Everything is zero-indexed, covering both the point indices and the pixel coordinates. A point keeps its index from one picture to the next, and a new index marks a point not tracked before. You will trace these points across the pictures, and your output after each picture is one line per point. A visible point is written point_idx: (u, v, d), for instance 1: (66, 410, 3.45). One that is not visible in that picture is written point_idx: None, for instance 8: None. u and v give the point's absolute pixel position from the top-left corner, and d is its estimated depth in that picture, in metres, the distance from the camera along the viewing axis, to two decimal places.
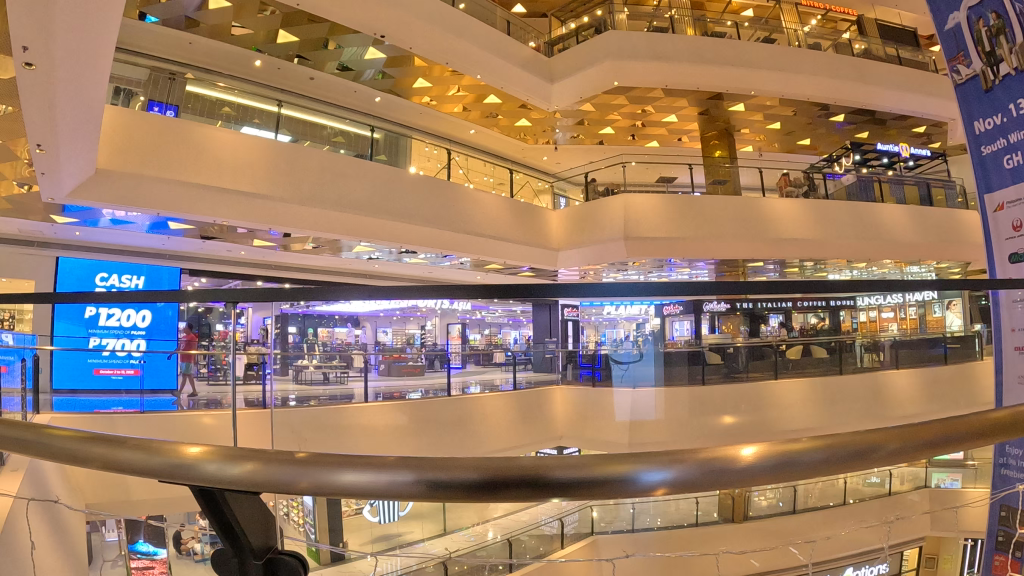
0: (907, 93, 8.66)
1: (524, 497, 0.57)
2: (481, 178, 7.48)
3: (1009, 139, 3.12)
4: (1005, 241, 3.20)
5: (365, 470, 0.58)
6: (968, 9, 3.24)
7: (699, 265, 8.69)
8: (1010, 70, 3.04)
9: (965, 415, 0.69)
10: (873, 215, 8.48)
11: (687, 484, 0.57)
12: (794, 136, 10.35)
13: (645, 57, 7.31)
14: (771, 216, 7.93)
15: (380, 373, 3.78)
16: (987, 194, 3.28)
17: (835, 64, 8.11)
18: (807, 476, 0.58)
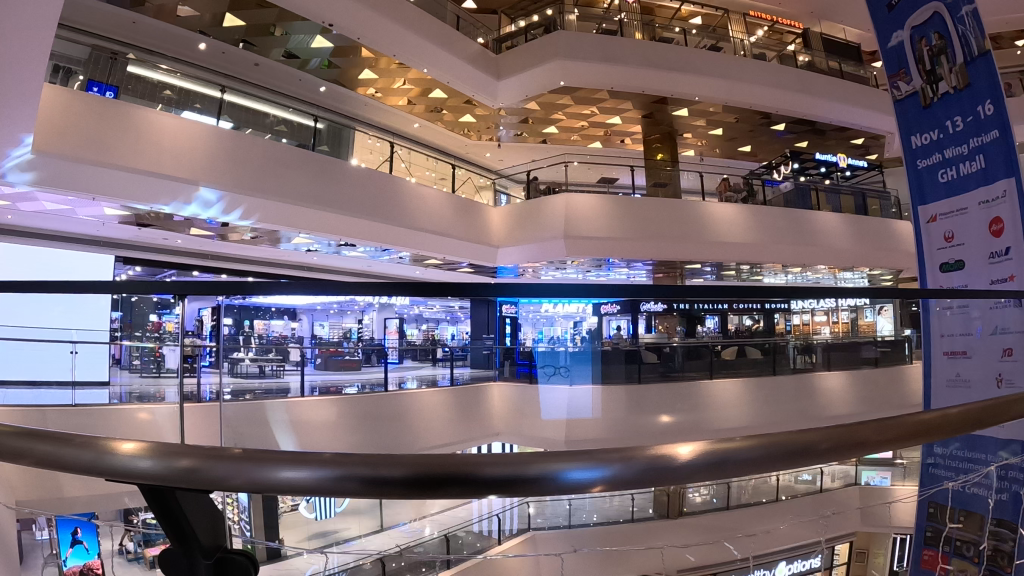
0: (846, 106, 8.94)
1: (461, 494, 0.57)
2: (423, 173, 7.44)
3: (945, 154, 3.26)
4: (937, 251, 3.34)
5: (301, 467, 0.58)
6: (912, 28, 3.38)
7: (637, 265, 8.82)
8: (949, 88, 3.20)
9: (889, 415, 0.73)
10: (809, 222, 8.76)
11: (623, 483, 0.58)
12: (735, 142, 10.62)
13: (594, 59, 7.40)
14: (710, 219, 8.12)
15: (317, 367, 3.68)
16: (921, 205, 3.41)
17: (778, 75, 8.35)
18: (739, 474, 0.59)
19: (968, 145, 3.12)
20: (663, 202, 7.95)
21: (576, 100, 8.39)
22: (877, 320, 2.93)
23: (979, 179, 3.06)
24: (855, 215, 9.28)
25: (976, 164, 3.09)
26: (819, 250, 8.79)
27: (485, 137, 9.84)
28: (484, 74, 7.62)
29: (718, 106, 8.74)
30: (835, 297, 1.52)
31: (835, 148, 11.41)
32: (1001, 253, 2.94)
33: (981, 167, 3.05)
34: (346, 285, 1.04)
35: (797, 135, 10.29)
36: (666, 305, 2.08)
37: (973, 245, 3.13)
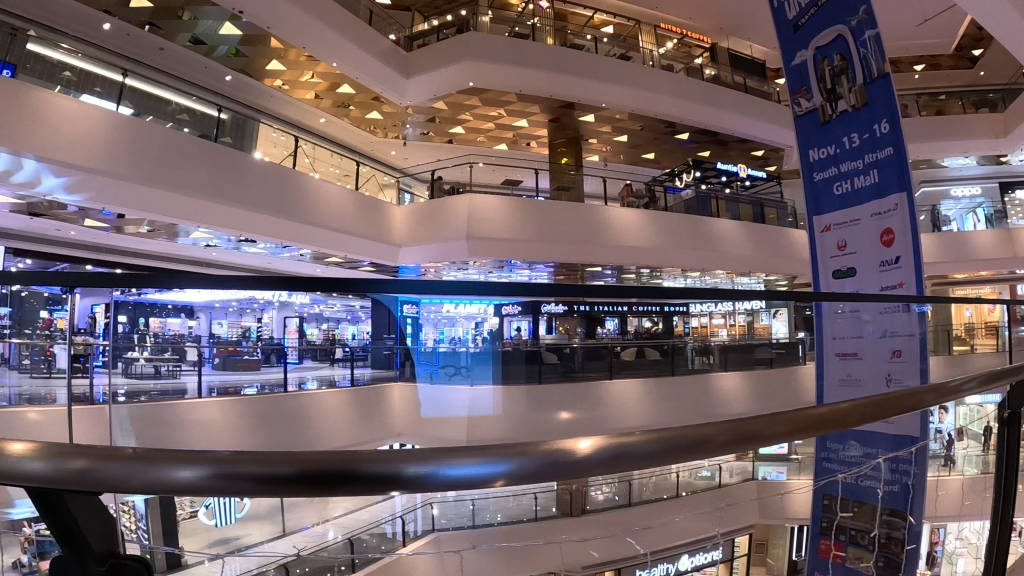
0: (749, 118, 9.35)
1: (364, 491, 0.55)
2: (326, 168, 7.35)
3: (840, 168, 3.45)
4: (830, 259, 3.55)
5: (199, 466, 0.55)
6: (815, 49, 3.59)
7: (539, 267, 8.98)
8: (847, 107, 3.39)
9: (783, 411, 0.76)
10: (709, 229, 9.13)
11: (524, 476, 0.58)
12: (640, 150, 10.95)
13: (505, 61, 7.46)
14: (612, 224, 8.33)
15: (214, 367, 3.18)
16: (816, 215, 3.60)
17: (684, 86, 8.66)
18: (637, 468, 0.61)
19: (863, 160, 3.31)
20: (566, 206, 8.16)
21: (485, 101, 8.43)
22: (772, 323, 3.02)
23: (872, 193, 3.26)
24: (752, 223, 9.75)
25: (870, 178, 3.29)
26: (717, 256, 9.18)
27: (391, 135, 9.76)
28: (394, 71, 7.54)
29: (625, 114, 8.99)
30: (736, 300, 1.59)
31: (736, 158, 11.93)
32: (891, 262, 3.17)
33: (874, 181, 3.25)
34: (247, 281, 1.00)
35: (701, 144, 10.70)
36: (569, 304, 2.11)
37: (864, 254, 3.34)
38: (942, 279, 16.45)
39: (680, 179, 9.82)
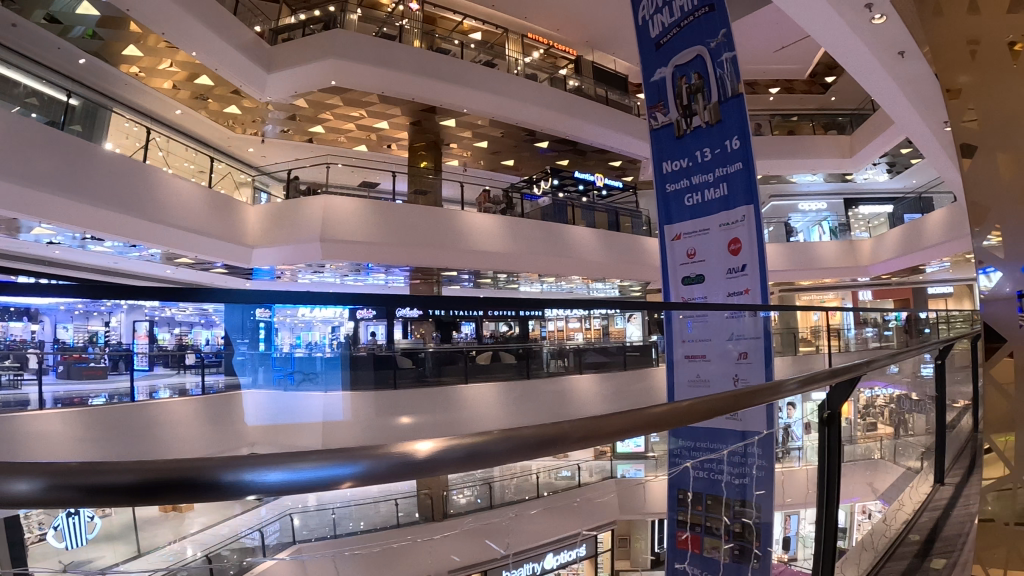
0: (607, 129, 9.76)
1: (216, 501, 0.53)
2: (181, 164, 7.03)
3: (691, 181, 3.70)
4: (679, 266, 3.82)
5: (32, 478, 0.51)
6: (674, 67, 3.82)
7: (396, 271, 8.96)
8: (701, 122, 3.61)
9: (624, 411, 0.80)
10: (564, 236, 9.49)
11: (375, 477, 0.58)
12: (500, 156, 11.20)
13: (369, 61, 7.35)
14: (469, 228, 8.45)
15: (59, 376, 3.31)
16: (667, 224, 3.88)
17: (547, 96, 8.91)
18: (489, 465, 0.63)
19: (713, 174, 3.55)
20: (423, 209, 8.16)
21: (346, 101, 8.30)
22: (628, 328, 3.23)
23: (721, 204, 3.50)
24: (607, 231, 10.20)
25: (719, 191, 3.52)
26: (574, 262, 9.53)
27: (249, 131, 9.41)
28: (256, 65, 7.22)
29: (485, 120, 9.14)
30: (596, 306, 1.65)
31: (595, 167, 12.45)
32: (737, 269, 3.41)
33: (722, 193, 3.49)
34: (88, 287, 0.94)
35: (560, 153, 11.09)
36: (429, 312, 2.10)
37: (712, 263, 3.59)
38: (786, 284, 17.87)
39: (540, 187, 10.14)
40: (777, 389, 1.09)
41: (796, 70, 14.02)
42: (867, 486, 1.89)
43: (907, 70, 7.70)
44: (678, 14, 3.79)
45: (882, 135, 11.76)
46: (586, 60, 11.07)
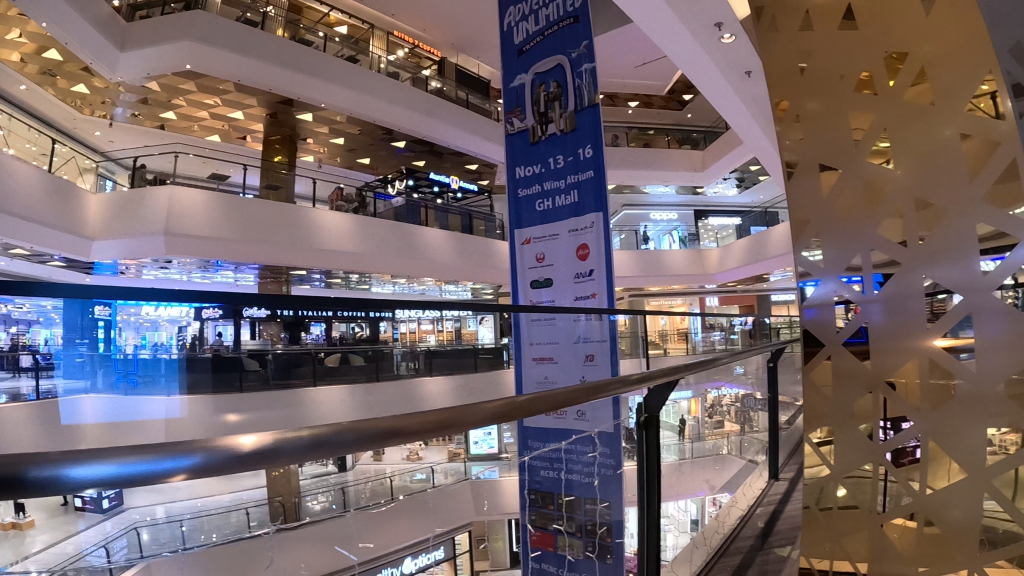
0: (466, 133, 9.90)
1: (49, 498, 0.49)
2: (21, 145, 6.49)
3: (543, 186, 4.09)
4: (528, 268, 4.23)
5: None
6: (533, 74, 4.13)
7: (244, 269, 8.70)
8: (557, 129, 4.01)
9: (462, 407, 0.87)
10: (415, 237, 9.65)
11: (220, 468, 0.56)
12: (355, 154, 11.14)
13: (227, 48, 7.01)
14: (320, 227, 8.31)
15: None
16: (518, 228, 4.24)
17: (406, 96, 8.92)
18: (335, 451, 0.64)
19: (565, 181, 3.96)
20: (272, 205, 7.91)
21: (201, 87, 7.93)
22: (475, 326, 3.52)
23: (571, 210, 3.93)
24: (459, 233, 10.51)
25: (570, 198, 3.95)
26: (423, 263, 9.71)
27: (97, 113, 8.81)
28: (109, 42, 6.66)
29: (342, 116, 9.02)
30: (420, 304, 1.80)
31: (451, 169, 12.67)
32: (585, 273, 3.84)
33: (573, 200, 3.91)
34: None
35: (416, 153, 11.19)
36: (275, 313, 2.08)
37: (560, 265, 4.01)
38: (636, 290, 19.04)
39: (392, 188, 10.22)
40: (618, 382, 1.31)
41: (654, 87, 14.93)
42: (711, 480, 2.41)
43: (749, 90, 8.66)
44: None
45: (731, 154, 12.85)
46: (450, 63, 11.22)
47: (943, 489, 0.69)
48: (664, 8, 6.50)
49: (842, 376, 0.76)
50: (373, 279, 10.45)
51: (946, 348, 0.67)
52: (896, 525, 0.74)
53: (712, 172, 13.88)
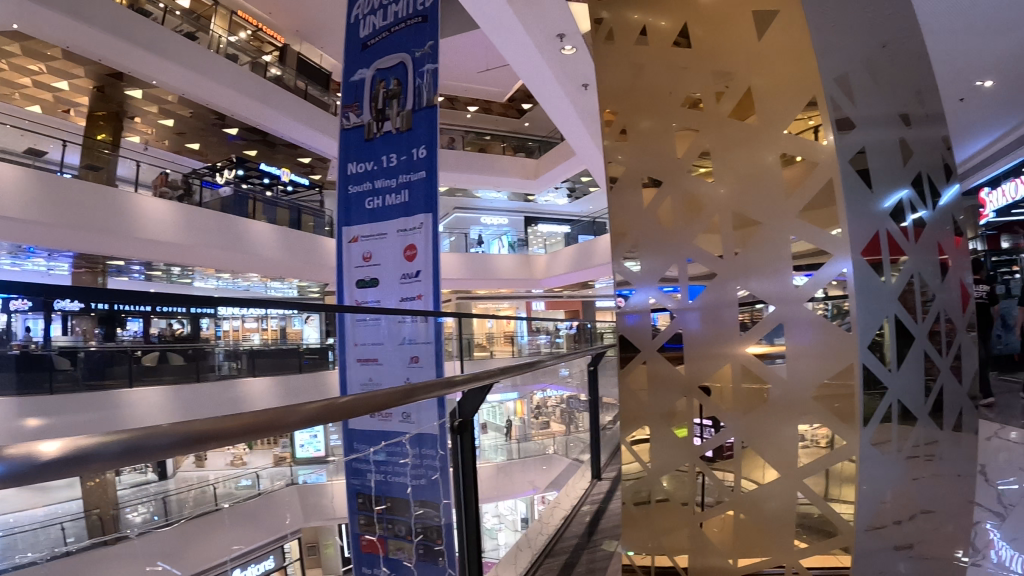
0: (300, 124, 9.52)
1: None
2: None
3: (375, 184, 5.56)
4: (355, 268, 5.67)
5: None
6: (376, 71, 5.68)
7: (56, 255, 8.00)
8: (393, 127, 5.50)
9: (282, 412, 1.10)
10: (240, 230, 9.17)
11: (15, 475, 0.64)
12: (183, 138, 10.89)
13: (58, 9, 6.06)
14: (141, 216, 7.59)
15: None
16: (347, 226, 5.70)
17: (244, 82, 8.44)
18: (101, 466, 0.71)
19: (397, 180, 5.43)
20: (92, 187, 7.10)
21: (26, 51, 7.46)
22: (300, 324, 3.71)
23: (402, 208, 5.39)
24: (285, 228, 10.31)
25: (400, 197, 5.43)
26: (246, 257, 9.35)
27: None
28: None
29: (174, 97, 8.64)
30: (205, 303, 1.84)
31: (283, 161, 12.69)
32: (413, 273, 5.34)
33: (403, 200, 5.39)
34: None
35: (250, 140, 11.02)
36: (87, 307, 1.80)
37: (388, 267, 5.47)
38: (465, 292, 19.62)
39: (219, 174, 9.73)
40: (420, 391, 1.74)
41: (495, 94, 15.40)
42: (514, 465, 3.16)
43: (582, 101, 9.22)
44: (387, 22, 5.71)
45: (561, 165, 13.52)
46: (294, 51, 10.81)
47: (756, 486, 1.34)
48: (506, 10, 6.52)
49: (664, 386, 1.43)
50: (197, 271, 10.17)
51: (758, 354, 1.34)
52: (711, 526, 1.40)
53: (544, 180, 14.55)
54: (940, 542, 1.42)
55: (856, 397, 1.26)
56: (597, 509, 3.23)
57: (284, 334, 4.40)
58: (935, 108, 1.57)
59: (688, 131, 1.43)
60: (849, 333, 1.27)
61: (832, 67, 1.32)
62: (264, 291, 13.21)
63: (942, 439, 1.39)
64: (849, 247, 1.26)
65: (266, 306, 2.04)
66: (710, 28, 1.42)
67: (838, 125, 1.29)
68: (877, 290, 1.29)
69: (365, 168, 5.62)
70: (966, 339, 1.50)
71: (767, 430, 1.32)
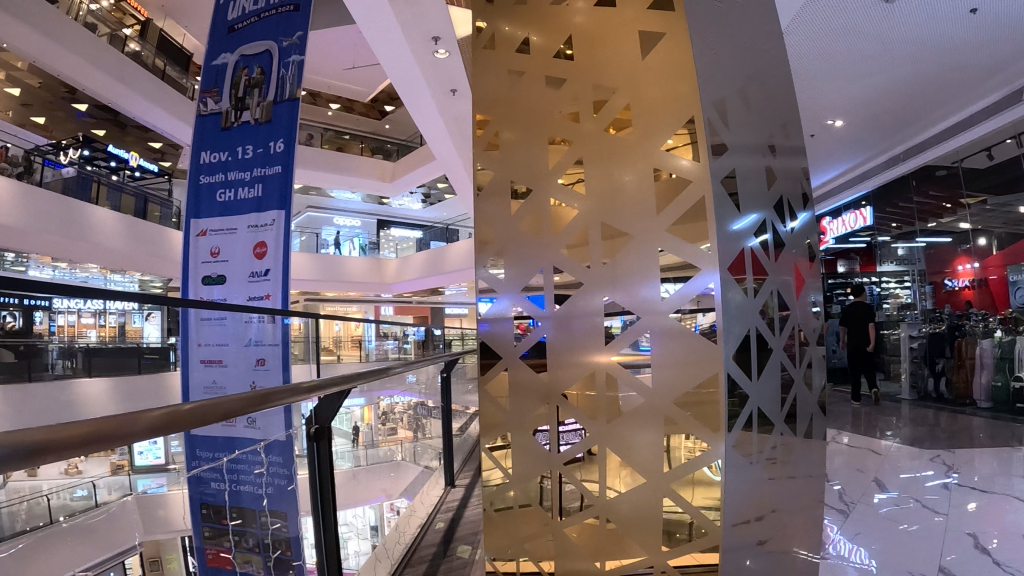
0: (154, 106, 8.86)
1: None
2: None
3: (227, 175, 5.25)
4: (201, 263, 5.27)
5: None
6: (240, 57, 5.44)
7: None
8: (251, 117, 5.27)
9: (123, 416, 0.87)
10: (84, 215, 8.42)
11: None
12: (27, 108, 10.16)
13: None
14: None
15: None
16: (195, 220, 5.27)
17: (101, 56, 7.77)
18: (41, 457, 0.69)
19: (252, 173, 5.19)
20: None
21: None
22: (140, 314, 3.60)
23: (255, 202, 5.14)
24: (129, 216, 9.79)
25: (255, 190, 5.16)
26: (87, 246, 8.62)
27: None
28: None
29: (25, 64, 8.28)
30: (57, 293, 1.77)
31: (129, 145, 11.96)
32: (260, 271, 5.09)
33: (257, 194, 5.14)
34: None
35: (97, 120, 10.63)
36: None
37: (235, 264, 5.16)
38: (313, 294, 19.10)
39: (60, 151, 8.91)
40: (282, 392, 1.46)
41: (359, 93, 15.18)
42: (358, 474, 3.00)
43: (451, 106, 9.22)
44: (257, 7, 5.51)
45: (420, 168, 13.52)
46: (154, 27, 10.43)
47: (616, 493, 1.62)
48: (387, 9, 6.41)
49: (525, 395, 1.70)
50: (32, 260, 9.41)
51: (618, 362, 1.61)
52: (571, 530, 1.66)
53: (400, 183, 14.44)
54: (789, 534, 1.72)
55: (721, 403, 1.51)
56: (453, 516, 3.36)
57: (126, 328, 4.14)
58: (795, 141, 2.01)
59: (561, 142, 1.73)
60: (715, 347, 1.53)
61: (712, 93, 1.63)
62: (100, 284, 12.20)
63: (794, 442, 1.71)
64: (716, 262, 1.53)
65: (119, 299, 1.97)
66: (586, 51, 1.73)
67: (711, 148, 1.57)
68: (737, 307, 1.55)
69: (220, 159, 5.31)
70: (814, 353, 1.87)
71: (622, 436, 1.58)
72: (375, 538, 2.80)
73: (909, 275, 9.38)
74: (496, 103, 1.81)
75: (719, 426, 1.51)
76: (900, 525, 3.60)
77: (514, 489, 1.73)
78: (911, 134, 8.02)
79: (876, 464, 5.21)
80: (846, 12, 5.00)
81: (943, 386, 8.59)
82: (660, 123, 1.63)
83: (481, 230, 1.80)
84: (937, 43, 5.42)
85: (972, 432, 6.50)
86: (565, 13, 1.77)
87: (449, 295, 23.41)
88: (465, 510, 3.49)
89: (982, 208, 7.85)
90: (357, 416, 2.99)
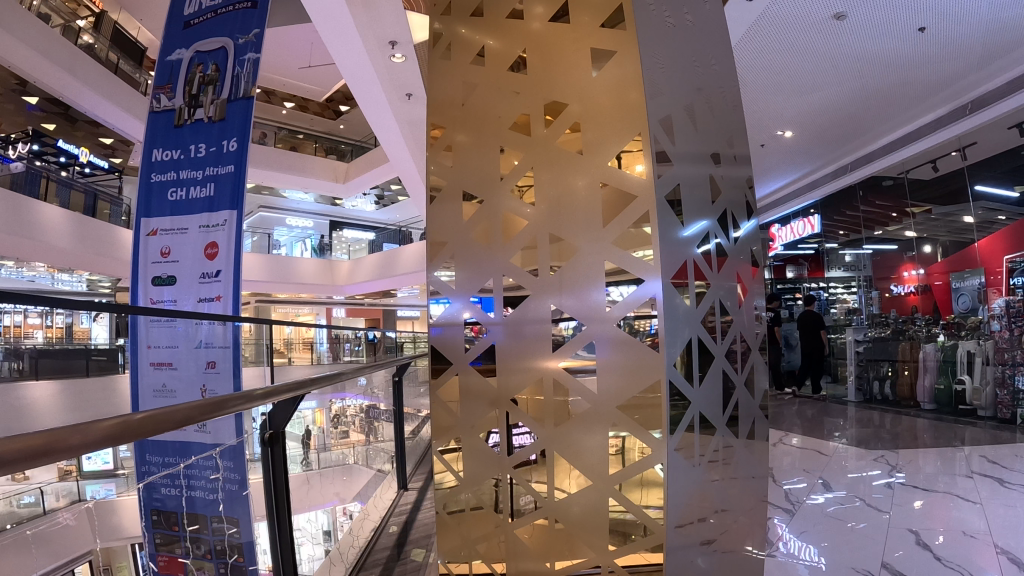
0: (104, 100, 8.67)
1: None
2: None
3: (179, 175, 5.21)
4: (151, 264, 5.20)
5: None
6: (195, 53, 5.41)
7: None
8: (206, 115, 5.25)
9: (78, 425, 0.84)
10: (32, 212, 8.26)
11: None
12: None
13: None
14: None
15: None
16: (144, 219, 5.20)
17: (50, 46, 7.54)
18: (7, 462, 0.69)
19: (204, 173, 5.15)
20: None
21: None
22: None
23: (207, 203, 5.12)
24: (80, 215, 9.58)
25: (207, 189, 5.13)
26: (33, 244, 8.39)
27: None
28: None
29: None
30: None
31: (78, 140, 11.64)
32: (212, 274, 5.07)
33: (210, 194, 5.12)
34: None
35: (46, 114, 10.35)
36: None
37: (186, 265, 5.12)
38: (264, 295, 18.81)
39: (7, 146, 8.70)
40: (235, 400, 1.47)
41: (312, 92, 15.02)
42: (309, 478, 2.99)
43: (407, 111, 9.31)
44: (214, 3, 5.49)
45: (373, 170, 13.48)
46: (108, 19, 10.21)
47: (565, 494, 1.69)
48: (347, 15, 6.44)
49: (476, 401, 1.81)
50: None
51: (566, 368, 1.69)
52: (523, 531, 1.75)
53: (354, 184, 14.36)
54: (732, 534, 1.82)
55: (661, 407, 1.59)
56: (406, 520, 3.43)
57: (73, 329, 4.03)
58: (737, 154, 2.10)
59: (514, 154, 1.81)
60: (656, 352, 1.60)
61: (659, 109, 1.69)
62: (47, 284, 11.91)
63: (735, 444, 1.81)
64: (659, 271, 1.60)
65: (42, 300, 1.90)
66: (541, 65, 1.80)
67: (656, 159, 1.63)
68: (681, 313, 1.63)
69: (171, 157, 5.24)
70: (755, 359, 1.99)
71: (571, 438, 1.65)
72: (330, 542, 2.83)
73: (855, 281, 9.77)
74: (452, 113, 1.93)
75: (660, 428, 1.58)
76: (849, 523, 3.79)
77: (465, 492, 1.84)
78: (858, 145, 8.35)
79: (824, 464, 5.43)
80: (800, 26, 5.19)
81: (886, 388, 8.96)
82: (611, 135, 1.69)
83: (436, 235, 1.92)
84: (885, 57, 5.65)
85: (915, 433, 6.80)
86: (520, 24, 1.84)
87: (400, 296, 23.20)
88: (418, 512, 3.55)
89: (927, 217, 8.26)
90: (309, 420, 2.98)
